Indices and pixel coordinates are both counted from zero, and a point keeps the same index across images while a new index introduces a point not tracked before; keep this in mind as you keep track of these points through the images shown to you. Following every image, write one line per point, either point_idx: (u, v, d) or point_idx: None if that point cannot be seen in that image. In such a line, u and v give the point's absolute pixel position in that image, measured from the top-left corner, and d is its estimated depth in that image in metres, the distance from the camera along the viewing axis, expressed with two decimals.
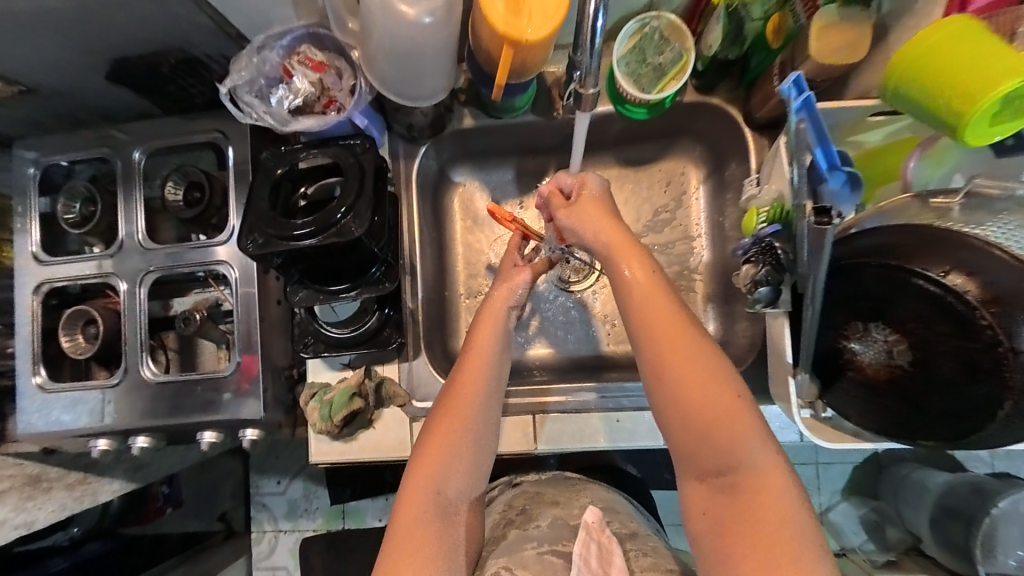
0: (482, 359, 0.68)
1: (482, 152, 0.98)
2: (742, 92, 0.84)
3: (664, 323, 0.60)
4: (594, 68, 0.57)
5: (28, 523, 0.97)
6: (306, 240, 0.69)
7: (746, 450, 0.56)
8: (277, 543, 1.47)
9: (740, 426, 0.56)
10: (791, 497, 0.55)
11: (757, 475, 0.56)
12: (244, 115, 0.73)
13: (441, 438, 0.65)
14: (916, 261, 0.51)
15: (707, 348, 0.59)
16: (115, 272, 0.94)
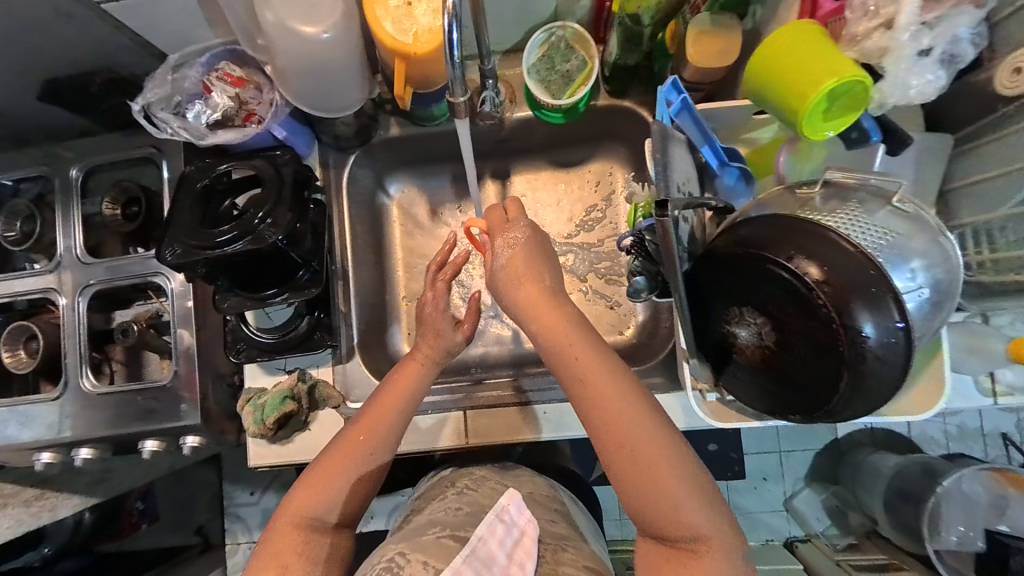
0: (399, 392, 0.74)
1: (415, 159, 1.02)
2: (652, 94, 0.88)
3: (599, 392, 0.61)
4: (458, 77, 0.60)
5: None
6: (228, 246, 0.71)
7: (686, 516, 0.57)
8: (252, 554, 1.46)
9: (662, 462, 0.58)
10: (729, 553, 0.56)
11: (704, 542, 0.57)
12: (161, 130, 0.75)
13: (350, 456, 0.69)
14: (774, 249, 0.56)
15: (643, 408, 0.60)
16: (55, 287, 0.96)
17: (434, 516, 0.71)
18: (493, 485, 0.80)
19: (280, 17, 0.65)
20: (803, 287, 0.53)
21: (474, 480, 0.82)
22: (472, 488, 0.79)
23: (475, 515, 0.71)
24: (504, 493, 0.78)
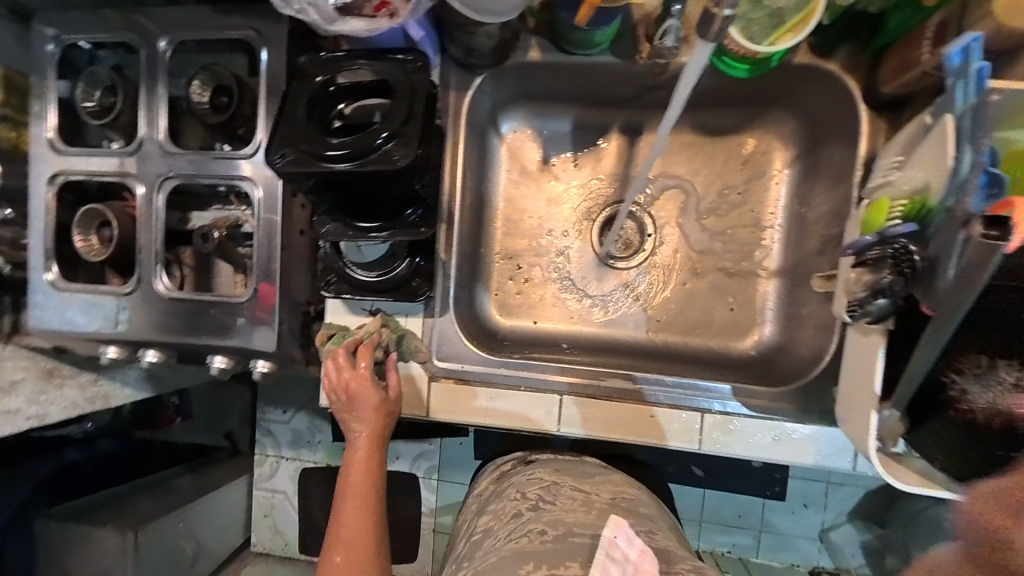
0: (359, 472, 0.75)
1: (543, 95, 0.87)
2: (869, 59, 0.69)
3: None
4: None
5: (40, 417, 0.97)
6: (341, 164, 0.60)
7: None
8: (278, 470, 1.43)
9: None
10: None
11: None
12: (284, 4, 0.61)
13: (343, 544, 0.72)
14: None
15: None
16: (134, 173, 0.87)
17: (517, 546, 0.61)
18: (570, 494, 0.71)
19: None
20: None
21: (545, 489, 0.73)
22: (549, 501, 0.69)
23: (564, 544, 0.60)
24: (586, 509, 0.68)
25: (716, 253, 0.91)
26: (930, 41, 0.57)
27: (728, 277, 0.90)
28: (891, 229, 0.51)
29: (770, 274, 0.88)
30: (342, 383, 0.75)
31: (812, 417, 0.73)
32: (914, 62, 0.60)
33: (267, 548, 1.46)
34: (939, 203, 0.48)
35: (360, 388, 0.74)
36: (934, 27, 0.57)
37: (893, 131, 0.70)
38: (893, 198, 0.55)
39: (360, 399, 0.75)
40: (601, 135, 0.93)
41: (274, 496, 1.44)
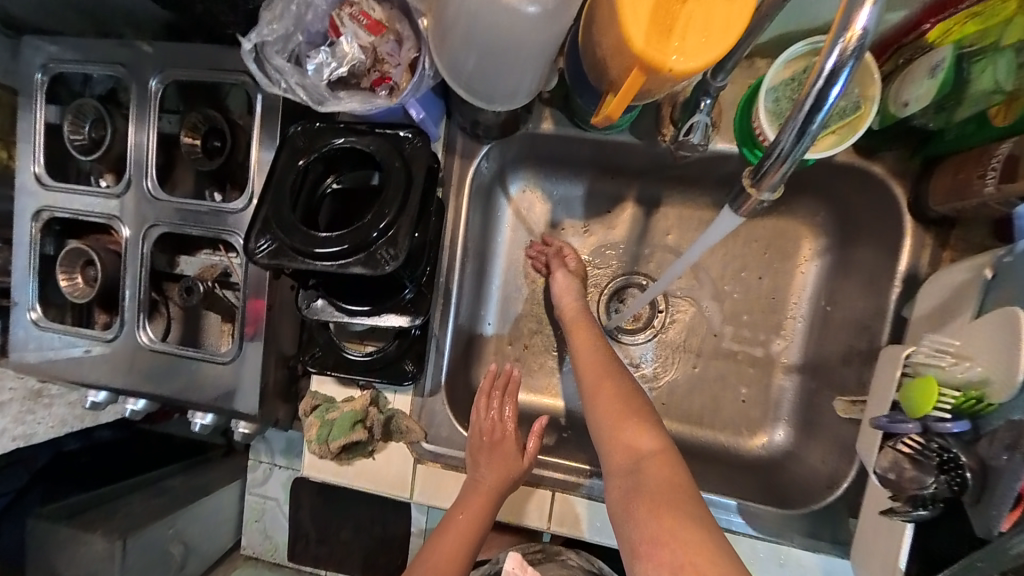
0: (478, 505, 0.73)
1: (555, 160, 0.81)
2: (918, 163, 0.63)
3: (611, 387, 0.70)
4: (793, 154, 0.39)
5: (26, 436, 0.95)
6: (332, 259, 0.55)
7: (637, 438, 0.64)
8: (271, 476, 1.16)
9: (638, 430, 0.65)
10: (695, 495, 0.58)
11: (656, 460, 0.62)
12: (271, 83, 0.54)
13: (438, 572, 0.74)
14: None
15: (625, 380, 0.71)
16: (120, 215, 0.84)
17: None
18: None
19: None
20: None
21: None
22: None
23: None
24: None
25: (732, 342, 0.83)
26: (996, 172, 0.50)
27: (745, 367, 0.82)
28: (937, 422, 0.47)
29: (787, 368, 0.80)
30: (492, 428, 0.74)
31: (819, 545, 0.68)
32: (972, 188, 0.53)
33: (254, 552, 1.18)
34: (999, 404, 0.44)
35: (502, 434, 0.74)
36: (1002, 157, 0.50)
37: (938, 248, 0.64)
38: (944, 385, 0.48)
39: (501, 452, 0.73)
40: (615, 203, 0.86)
41: (267, 503, 1.17)
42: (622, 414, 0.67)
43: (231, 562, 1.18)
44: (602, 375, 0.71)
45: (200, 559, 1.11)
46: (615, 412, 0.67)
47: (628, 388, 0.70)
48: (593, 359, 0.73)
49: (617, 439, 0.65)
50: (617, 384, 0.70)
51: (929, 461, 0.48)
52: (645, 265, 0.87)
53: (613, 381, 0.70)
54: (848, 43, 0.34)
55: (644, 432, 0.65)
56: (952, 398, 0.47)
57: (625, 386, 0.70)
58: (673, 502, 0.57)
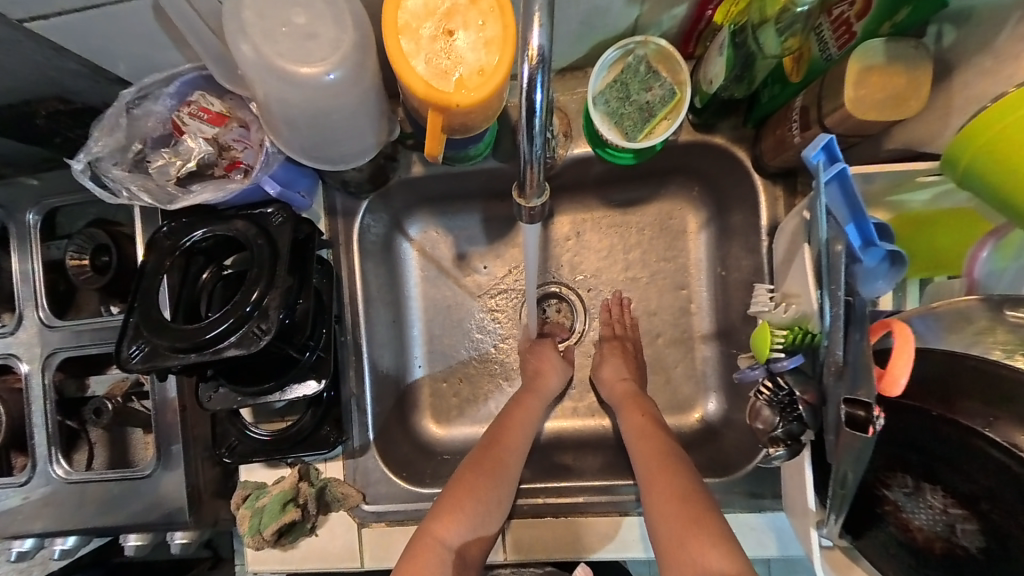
0: (517, 427, 0.75)
1: (441, 197, 0.83)
2: (751, 129, 0.68)
3: (648, 441, 0.69)
4: (536, 159, 0.39)
5: None
6: (212, 346, 0.55)
7: (697, 550, 0.58)
8: None
9: (708, 546, 0.57)
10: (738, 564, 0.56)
11: (719, 566, 0.56)
12: (117, 193, 0.58)
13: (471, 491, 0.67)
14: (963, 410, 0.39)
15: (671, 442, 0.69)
16: (16, 352, 0.82)
17: None
18: None
19: (260, 53, 0.45)
20: (1023, 471, 0.35)
21: None
22: None
23: None
24: None
25: (650, 328, 0.85)
26: (797, 123, 0.56)
27: (667, 347, 0.85)
28: (775, 362, 0.48)
29: (704, 338, 0.83)
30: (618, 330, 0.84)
31: (766, 504, 0.69)
32: (789, 141, 0.58)
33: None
34: (820, 332, 0.46)
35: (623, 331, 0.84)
36: (799, 110, 0.55)
37: (790, 197, 0.69)
38: (774, 324, 0.50)
39: (546, 359, 0.83)
40: (511, 223, 0.87)
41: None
42: (691, 522, 0.60)
43: None
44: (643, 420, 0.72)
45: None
46: (677, 524, 0.60)
47: (625, 385, 0.78)
48: (626, 395, 0.76)
49: (659, 475, 0.65)
50: (681, 478, 0.64)
51: (777, 402, 0.48)
52: (555, 272, 0.88)
53: (671, 473, 0.65)
54: (533, 60, 0.34)
55: (724, 553, 0.57)
56: (784, 335, 0.50)
57: (661, 448, 0.68)
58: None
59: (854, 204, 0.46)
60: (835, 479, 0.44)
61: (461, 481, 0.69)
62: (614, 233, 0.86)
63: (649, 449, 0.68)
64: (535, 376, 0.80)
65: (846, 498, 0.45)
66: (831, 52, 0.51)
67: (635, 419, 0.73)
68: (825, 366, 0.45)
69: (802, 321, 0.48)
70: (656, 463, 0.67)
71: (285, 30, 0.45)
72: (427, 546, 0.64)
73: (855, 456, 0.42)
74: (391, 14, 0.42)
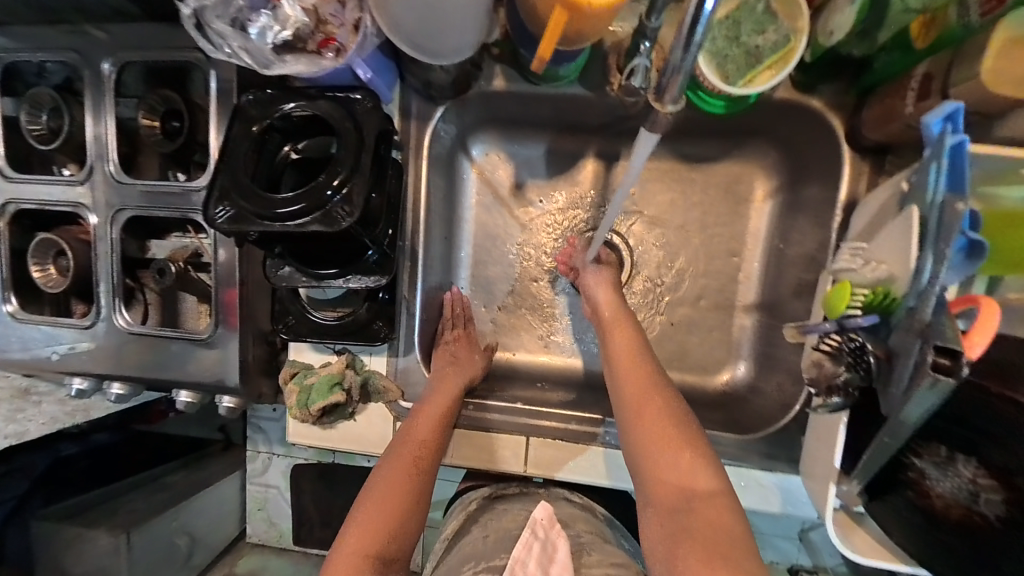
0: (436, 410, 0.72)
1: (512, 118, 0.82)
2: (855, 97, 0.65)
3: (644, 390, 0.62)
4: (685, 68, 0.39)
5: (18, 435, 0.93)
6: (289, 220, 0.57)
7: (691, 469, 0.56)
8: (270, 464, 1.15)
9: (696, 464, 0.56)
10: (734, 510, 0.53)
11: (706, 499, 0.54)
12: (217, 50, 0.57)
13: (402, 478, 0.64)
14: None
15: (669, 390, 0.63)
16: (85, 203, 0.85)
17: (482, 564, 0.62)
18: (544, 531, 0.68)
19: None
20: None
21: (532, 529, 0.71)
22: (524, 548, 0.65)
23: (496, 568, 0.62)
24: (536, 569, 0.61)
25: (693, 288, 0.85)
26: (915, 92, 0.53)
27: (707, 310, 0.85)
28: (850, 319, 0.49)
29: (746, 307, 0.83)
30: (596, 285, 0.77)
31: (778, 466, 0.73)
32: (898, 113, 0.56)
33: (260, 540, 1.18)
34: (904, 296, 0.45)
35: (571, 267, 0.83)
36: (920, 79, 0.53)
37: (875, 175, 0.67)
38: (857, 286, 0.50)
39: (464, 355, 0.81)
40: (577, 159, 0.86)
41: (268, 492, 1.16)
42: (670, 440, 0.57)
43: (238, 552, 1.18)
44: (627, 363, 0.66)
45: (208, 550, 1.11)
46: (662, 439, 0.58)
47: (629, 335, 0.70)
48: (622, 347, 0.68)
49: (637, 413, 0.61)
50: (664, 397, 0.62)
51: (843, 357, 0.49)
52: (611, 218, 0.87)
53: (649, 387, 0.63)
54: None
55: (706, 467, 0.56)
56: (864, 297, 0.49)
57: (673, 411, 0.60)
58: (709, 540, 0.51)
59: (963, 180, 0.43)
60: (888, 429, 0.45)
61: (393, 462, 0.66)
62: (677, 187, 0.84)
63: (634, 403, 0.62)
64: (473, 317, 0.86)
65: (888, 449, 0.47)
66: (973, 18, 0.47)
67: (631, 377, 0.64)
68: (901, 328, 0.44)
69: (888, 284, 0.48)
70: (649, 406, 0.61)
71: None
72: (367, 529, 0.59)
73: (921, 408, 0.42)
74: None
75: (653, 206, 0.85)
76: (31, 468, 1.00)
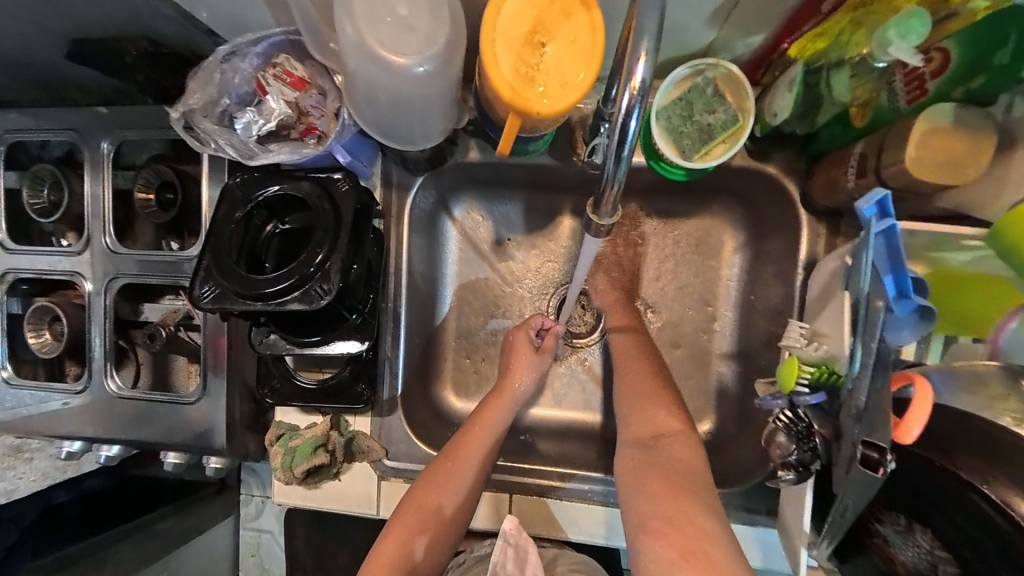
0: (485, 432, 0.75)
1: (489, 182, 0.86)
2: (805, 163, 0.70)
3: (627, 350, 0.76)
4: (618, 178, 0.42)
5: (7, 492, 0.91)
6: (269, 297, 0.60)
7: (660, 416, 0.66)
8: (263, 509, 1.19)
9: (673, 420, 0.66)
10: (698, 456, 0.62)
11: (676, 444, 0.63)
12: (204, 145, 0.61)
13: (437, 501, 0.70)
14: (964, 463, 0.41)
15: (649, 353, 0.76)
16: (81, 271, 0.88)
17: None
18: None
19: (363, 37, 0.47)
20: (1008, 528, 0.38)
21: None
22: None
23: None
24: None
25: (670, 338, 0.87)
26: (853, 169, 0.57)
27: (684, 359, 0.87)
28: (798, 394, 0.53)
29: (723, 356, 0.85)
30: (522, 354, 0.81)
31: (758, 518, 0.74)
32: (841, 185, 0.60)
33: None
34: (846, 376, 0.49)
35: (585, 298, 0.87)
36: (856, 157, 0.57)
37: (831, 236, 0.71)
38: (801, 360, 0.54)
39: (520, 357, 0.81)
40: (553, 216, 0.90)
41: (261, 536, 1.20)
42: (653, 396, 0.69)
43: None
44: (617, 319, 0.81)
45: None
46: (638, 393, 0.70)
47: (628, 317, 0.81)
48: (621, 309, 0.82)
49: (623, 366, 0.74)
50: (652, 369, 0.73)
51: (793, 430, 0.53)
52: None
53: (633, 347, 0.77)
54: (634, 90, 0.37)
55: (673, 415, 0.67)
56: (810, 372, 0.53)
57: (652, 369, 0.73)
58: (672, 470, 0.60)
59: (897, 257, 0.46)
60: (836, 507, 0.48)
61: (429, 482, 0.71)
62: (650, 241, 0.88)
63: (620, 360, 0.76)
64: (505, 374, 0.81)
65: (841, 526, 0.48)
66: (901, 105, 0.52)
67: (619, 330, 0.80)
68: (845, 407, 0.48)
69: (831, 362, 0.53)
70: (630, 378, 0.72)
71: (388, 20, 0.47)
72: (395, 541, 0.67)
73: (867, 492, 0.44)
74: (489, 19, 0.44)
75: (628, 260, 0.88)
76: (22, 518, 0.91)
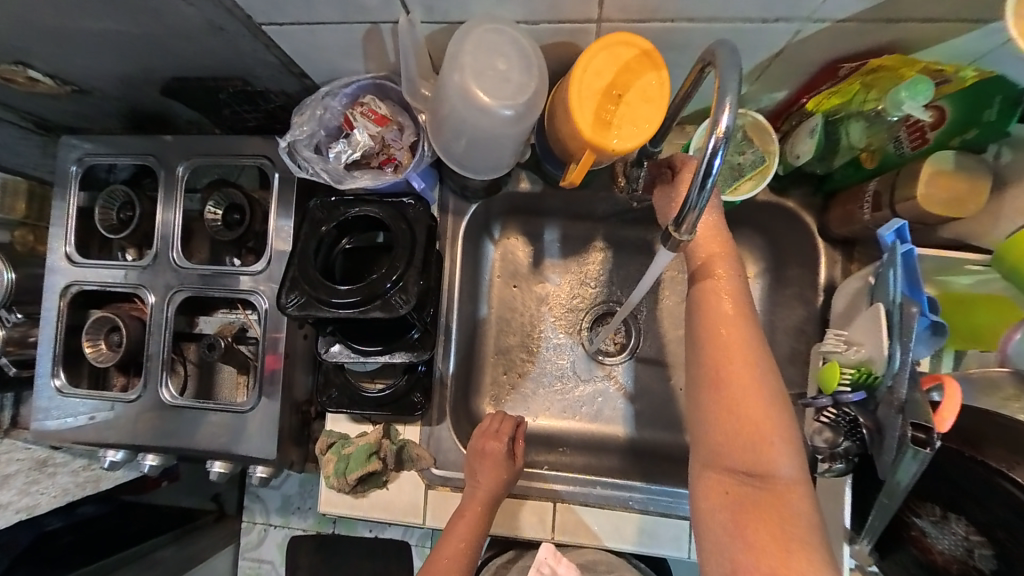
0: (461, 553, 0.77)
1: (534, 210, 0.94)
2: (820, 198, 0.79)
3: (731, 337, 0.58)
4: (701, 206, 0.49)
5: (29, 508, 0.90)
6: (348, 307, 0.66)
7: (778, 458, 0.54)
8: (266, 537, 1.20)
9: (783, 451, 0.54)
10: (811, 511, 0.53)
11: (782, 491, 0.53)
12: (302, 170, 0.71)
13: None
14: (991, 453, 0.47)
15: (761, 350, 0.57)
16: (145, 284, 0.93)
17: None
18: None
19: (469, 85, 0.57)
20: None
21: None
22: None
23: None
24: None
25: None
26: (869, 203, 0.66)
27: None
28: (842, 394, 0.57)
29: None
30: (489, 465, 0.80)
31: None
32: (858, 217, 0.68)
33: None
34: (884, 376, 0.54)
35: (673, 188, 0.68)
36: (871, 194, 0.66)
37: (846, 262, 0.79)
38: (843, 365, 0.60)
39: (484, 469, 0.80)
40: (587, 242, 0.97)
41: (261, 567, 1.21)
42: (752, 421, 0.55)
43: None
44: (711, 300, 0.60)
45: None
46: (741, 418, 0.55)
47: (736, 312, 0.60)
48: (715, 274, 0.61)
49: (715, 364, 0.57)
50: (762, 373, 0.56)
51: (840, 425, 0.57)
52: (617, 292, 0.97)
53: (738, 335, 0.58)
54: (717, 135, 0.45)
55: (784, 458, 0.54)
56: (851, 373, 0.58)
57: (756, 371, 0.56)
58: (775, 516, 0.52)
59: (914, 276, 0.55)
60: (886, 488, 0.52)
61: None
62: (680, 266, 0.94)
63: (717, 348, 0.58)
64: (472, 484, 0.80)
65: (890, 508, 0.53)
66: (905, 150, 0.62)
67: (716, 314, 0.59)
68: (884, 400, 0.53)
69: (870, 365, 0.57)
70: (737, 389, 0.56)
71: (489, 71, 0.56)
72: None
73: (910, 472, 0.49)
74: (577, 76, 0.55)
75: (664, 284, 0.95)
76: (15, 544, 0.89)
